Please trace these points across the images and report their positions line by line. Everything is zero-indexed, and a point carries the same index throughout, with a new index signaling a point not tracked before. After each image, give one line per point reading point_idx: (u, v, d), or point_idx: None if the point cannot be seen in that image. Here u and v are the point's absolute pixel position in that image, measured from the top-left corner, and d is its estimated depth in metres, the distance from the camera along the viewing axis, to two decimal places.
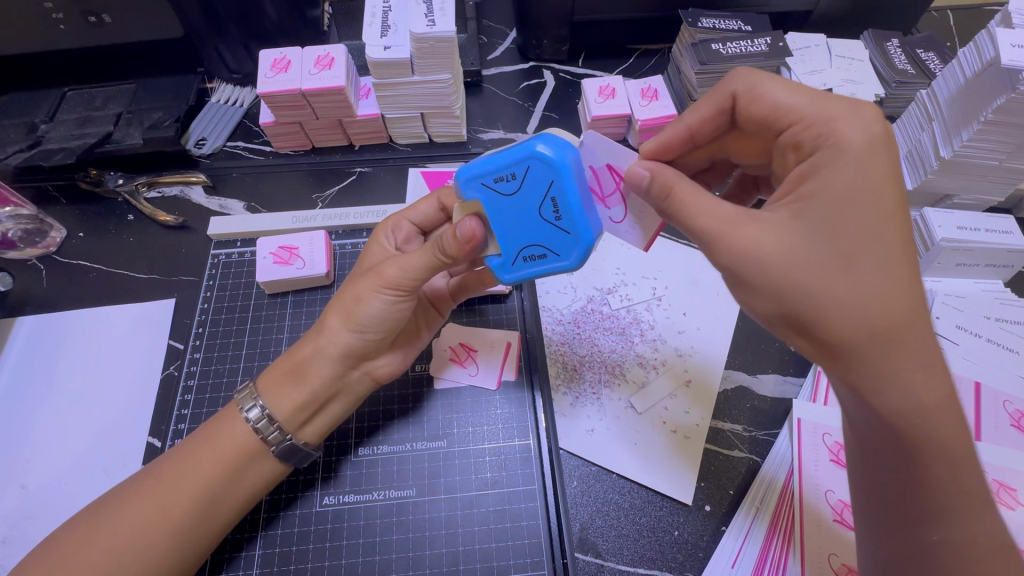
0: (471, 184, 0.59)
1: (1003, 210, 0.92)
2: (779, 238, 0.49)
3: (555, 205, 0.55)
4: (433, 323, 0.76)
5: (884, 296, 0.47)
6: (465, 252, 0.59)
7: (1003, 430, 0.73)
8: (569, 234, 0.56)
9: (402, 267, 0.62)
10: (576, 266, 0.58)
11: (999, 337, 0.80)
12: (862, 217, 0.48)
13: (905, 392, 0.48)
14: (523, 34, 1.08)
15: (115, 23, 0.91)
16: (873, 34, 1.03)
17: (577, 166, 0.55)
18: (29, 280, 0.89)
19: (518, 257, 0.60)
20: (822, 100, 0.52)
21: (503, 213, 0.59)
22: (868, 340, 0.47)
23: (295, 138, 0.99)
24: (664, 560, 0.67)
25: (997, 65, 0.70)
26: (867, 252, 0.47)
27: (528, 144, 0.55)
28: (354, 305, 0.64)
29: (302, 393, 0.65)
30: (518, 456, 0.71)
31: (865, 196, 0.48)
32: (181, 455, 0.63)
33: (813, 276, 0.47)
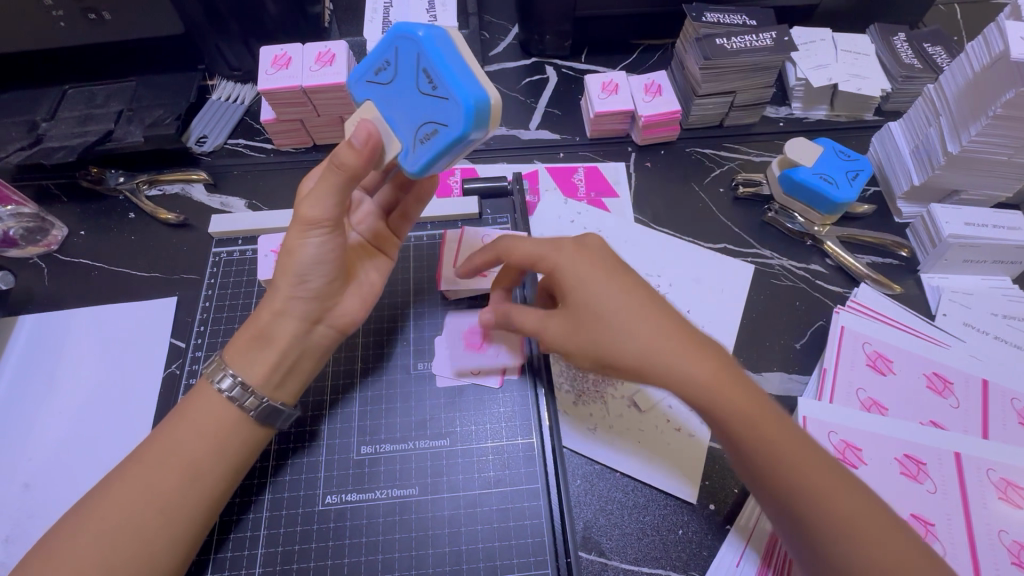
0: (363, 85, 0.63)
1: (1011, 205, 0.91)
2: (564, 325, 0.62)
3: (426, 74, 0.55)
4: (381, 261, 0.76)
5: (644, 331, 0.58)
6: (364, 157, 0.58)
7: (1011, 428, 0.73)
8: (446, 97, 0.54)
9: (315, 203, 0.62)
10: (464, 128, 0.53)
11: (1007, 334, 0.79)
12: (605, 295, 0.60)
13: (723, 413, 0.56)
14: (524, 30, 1.07)
15: (115, 20, 0.91)
16: (879, 28, 1.02)
17: (445, 37, 0.55)
18: (31, 279, 0.88)
19: (415, 143, 0.58)
20: (555, 244, 0.64)
21: (393, 104, 0.60)
22: (646, 361, 0.58)
23: (297, 135, 0.98)
24: (669, 559, 0.66)
25: (1005, 59, 0.70)
26: (617, 311, 0.59)
27: (399, 27, 0.57)
28: (288, 258, 0.64)
29: (272, 355, 0.65)
30: (521, 454, 0.71)
31: (589, 289, 0.60)
32: (156, 439, 0.62)
33: (611, 329, 0.59)
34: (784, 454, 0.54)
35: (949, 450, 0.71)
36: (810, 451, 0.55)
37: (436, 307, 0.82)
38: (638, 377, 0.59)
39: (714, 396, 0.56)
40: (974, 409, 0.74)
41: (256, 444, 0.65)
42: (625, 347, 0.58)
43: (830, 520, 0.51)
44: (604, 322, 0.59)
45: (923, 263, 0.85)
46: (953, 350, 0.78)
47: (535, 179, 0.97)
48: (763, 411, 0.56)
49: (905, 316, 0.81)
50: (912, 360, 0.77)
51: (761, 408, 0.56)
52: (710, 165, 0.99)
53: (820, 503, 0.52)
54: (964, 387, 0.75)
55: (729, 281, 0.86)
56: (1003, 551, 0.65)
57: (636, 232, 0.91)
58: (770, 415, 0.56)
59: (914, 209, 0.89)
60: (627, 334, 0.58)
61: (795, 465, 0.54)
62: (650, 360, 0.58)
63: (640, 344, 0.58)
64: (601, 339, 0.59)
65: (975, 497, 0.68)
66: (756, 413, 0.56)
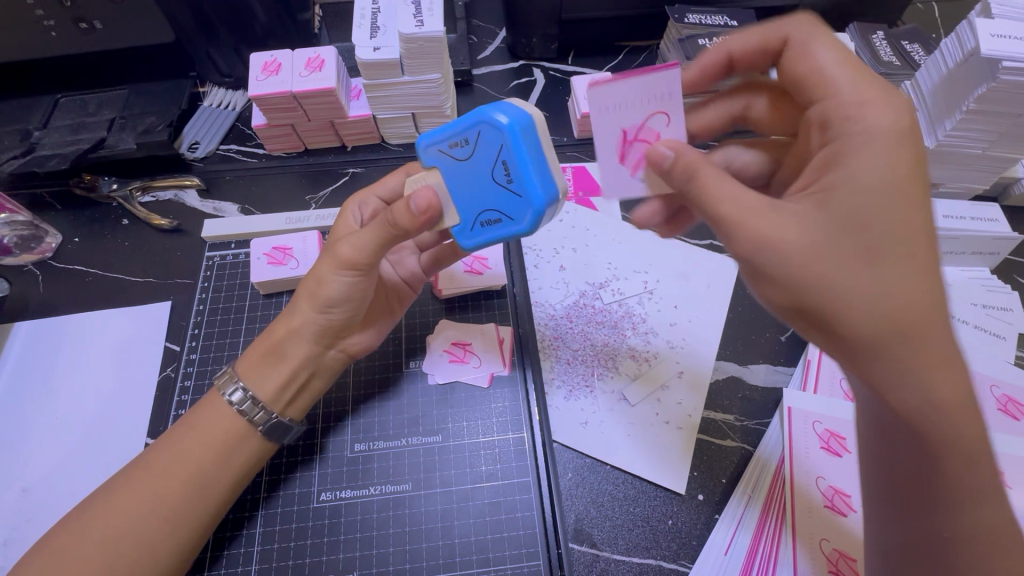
0: (430, 151, 0.62)
1: (990, 197, 0.93)
2: (800, 233, 0.50)
3: (505, 167, 0.58)
4: (406, 299, 0.80)
5: (910, 295, 0.47)
6: (420, 223, 0.59)
7: (991, 415, 0.74)
8: (519, 195, 0.58)
9: (355, 246, 0.63)
10: (528, 229, 0.59)
11: (986, 323, 0.81)
12: (883, 215, 0.48)
13: (940, 399, 0.47)
14: (512, 33, 1.09)
15: (106, 28, 0.92)
16: (859, 27, 1.04)
17: (529, 128, 0.57)
18: (25, 286, 0.89)
19: (476, 221, 0.62)
20: (860, 85, 0.53)
21: (462, 179, 0.61)
22: (890, 341, 0.47)
23: (288, 140, 0.99)
24: (658, 548, 0.67)
25: (977, 55, 0.71)
26: (887, 247, 0.48)
27: (480, 110, 0.58)
28: (317, 287, 0.66)
29: (283, 371, 0.67)
30: (513, 449, 0.72)
31: (894, 186, 0.49)
32: (165, 446, 0.63)
33: (836, 269, 0.48)
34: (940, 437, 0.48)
35: None
36: (994, 454, 0.49)
37: (427, 307, 0.83)
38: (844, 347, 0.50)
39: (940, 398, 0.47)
40: None
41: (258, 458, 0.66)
42: (861, 317, 0.48)
43: (989, 496, 0.48)
44: (866, 266, 0.48)
45: None
46: None
47: None
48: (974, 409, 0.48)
49: None
50: None
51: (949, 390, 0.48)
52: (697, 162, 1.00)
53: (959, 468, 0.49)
54: None
55: (715, 278, 0.87)
56: None
57: (624, 230, 0.92)
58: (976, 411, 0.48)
59: None
60: (886, 288, 0.47)
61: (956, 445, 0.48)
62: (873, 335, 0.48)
63: (891, 317, 0.47)
64: (828, 280, 0.48)
65: None
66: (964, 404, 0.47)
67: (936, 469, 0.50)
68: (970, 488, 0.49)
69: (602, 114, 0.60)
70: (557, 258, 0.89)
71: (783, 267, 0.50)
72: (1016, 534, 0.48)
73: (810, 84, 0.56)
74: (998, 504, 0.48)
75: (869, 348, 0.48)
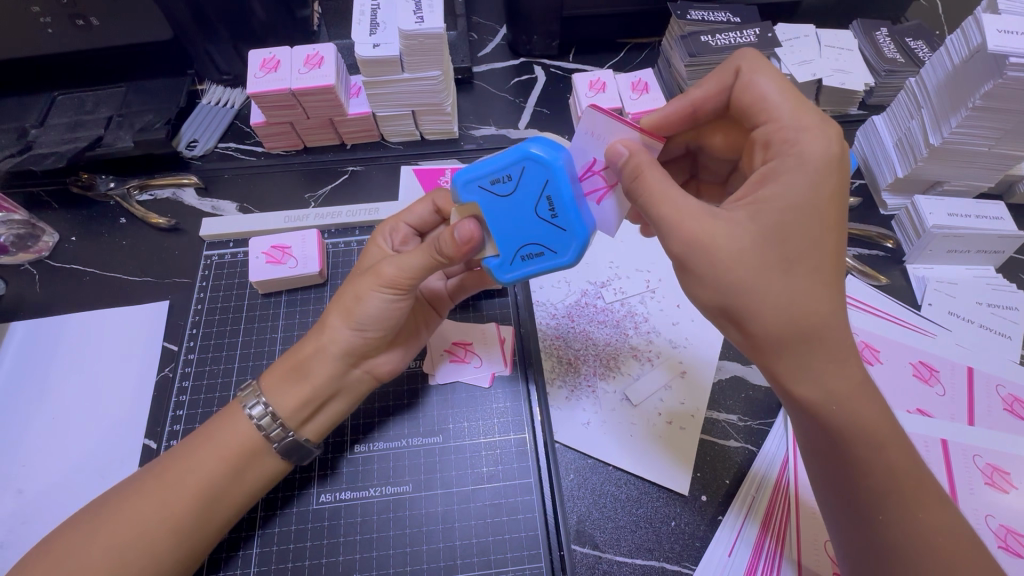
0: (470, 186, 0.59)
1: (993, 195, 0.93)
2: (729, 239, 0.50)
3: (550, 202, 0.57)
4: (432, 323, 0.77)
5: (823, 304, 0.50)
6: (463, 253, 0.59)
7: (996, 415, 0.74)
8: (565, 230, 0.58)
9: (400, 267, 0.63)
10: (574, 262, 0.58)
11: (991, 322, 0.81)
12: (806, 230, 0.50)
13: (838, 394, 0.51)
14: (513, 30, 1.08)
15: (103, 25, 0.91)
16: (862, 23, 1.04)
17: (570, 165, 0.58)
18: (21, 286, 0.88)
19: (517, 256, 0.60)
20: (799, 109, 0.54)
21: (504, 214, 0.59)
22: (794, 342, 0.50)
23: (287, 138, 0.98)
24: (662, 550, 0.67)
25: (984, 51, 0.71)
26: (808, 256, 0.50)
27: (522, 145, 0.57)
28: (353, 304, 0.65)
29: (305, 390, 0.65)
30: (514, 450, 0.72)
31: (816, 205, 0.50)
32: (181, 456, 0.63)
33: (759, 280, 0.49)
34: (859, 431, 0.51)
35: (936, 437, 0.72)
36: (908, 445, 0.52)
37: None
38: (771, 353, 0.52)
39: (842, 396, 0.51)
40: (960, 397, 0.75)
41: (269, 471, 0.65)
42: (776, 324, 0.50)
43: (908, 495, 0.51)
44: (783, 276, 0.50)
45: (908, 254, 0.86)
46: (938, 338, 0.79)
47: None
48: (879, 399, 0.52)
49: (890, 306, 0.82)
50: (898, 349, 0.78)
51: (855, 390, 0.51)
52: None
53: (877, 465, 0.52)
54: (949, 375, 0.77)
55: None
56: (990, 534, 0.66)
57: (625, 229, 0.91)
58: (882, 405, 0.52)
59: (898, 201, 0.90)
60: (799, 298, 0.50)
61: (871, 439, 0.51)
62: (795, 341, 0.50)
63: (798, 325, 0.50)
64: (750, 287, 0.50)
65: (961, 481, 0.69)
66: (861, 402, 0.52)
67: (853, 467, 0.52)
68: (889, 487, 0.51)
69: (582, 133, 0.58)
70: None
71: (710, 275, 0.51)
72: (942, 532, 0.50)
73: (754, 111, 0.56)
74: (920, 504, 0.51)
75: (783, 350, 0.51)
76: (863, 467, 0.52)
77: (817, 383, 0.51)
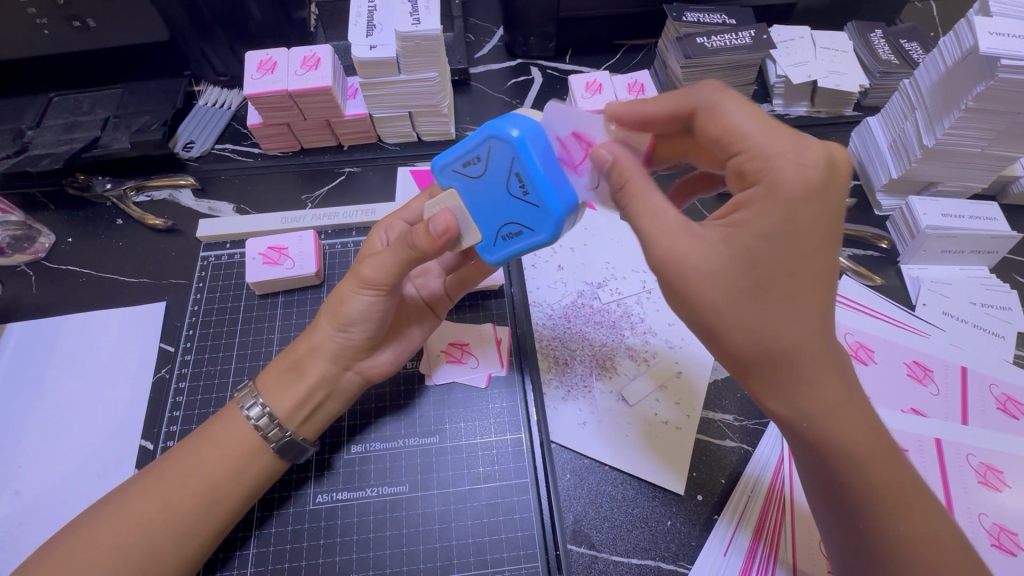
0: (447, 172, 0.61)
1: (988, 196, 0.93)
2: (701, 263, 0.50)
3: (520, 179, 0.55)
4: (428, 324, 0.77)
5: (796, 327, 0.50)
6: (439, 245, 0.59)
7: (990, 413, 0.74)
8: (537, 205, 0.56)
9: (377, 265, 0.63)
10: (549, 238, 0.56)
11: (985, 322, 0.81)
12: (778, 256, 0.49)
13: (822, 413, 0.51)
14: (510, 32, 1.08)
15: (100, 27, 0.91)
16: (857, 25, 1.04)
17: (540, 137, 0.55)
18: (18, 287, 0.88)
19: (498, 236, 0.60)
20: (772, 132, 0.51)
21: (481, 195, 0.59)
22: (769, 367, 0.51)
23: (284, 139, 0.99)
24: (658, 550, 0.67)
25: (976, 54, 0.71)
26: (783, 281, 0.50)
27: (490, 123, 0.56)
28: (338, 306, 0.66)
29: (298, 391, 0.66)
30: (511, 450, 0.72)
31: (789, 229, 0.49)
32: (180, 456, 0.63)
33: (730, 304, 0.50)
34: (839, 447, 0.51)
35: (930, 436, 0.72)
36: (890, 461, 0.52)
37: None
38: (748, 372, 0.53)
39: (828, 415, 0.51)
40: (954, 396, 0.75)
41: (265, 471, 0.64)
42: (747, 346, 0.51)
43: (886, 511, 0.51)
44: (754, 304, 0.50)
45: (903, 254, 0.86)
46: (932, 338, 0.80)
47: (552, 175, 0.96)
48: (860, 416, 0.52)
49: (885, 306, 0.82)
50: (893, 349, 0.79)
51: (837, 408, 0.51)
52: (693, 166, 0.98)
53: (854, 481, 0.52)
54: (943, 374, 0.77)
55: None
56: (983, 533, 0.66)
57: (621, 230, 0.91)
58: (870, 421, 0.52)
59: (892, 202, 0.91)
60: (770, 322, 0.50)
61: (850, 456, 0.51)
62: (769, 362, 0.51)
63: (770, 348, 0.50)
64: (722, 311, 0.50)
65: (955, 480, 0.69)
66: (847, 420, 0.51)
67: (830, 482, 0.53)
68: (867, 502, 0.52)
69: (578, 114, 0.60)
70: (554, 258, 0.89)
71: (682, 297, 0.51)
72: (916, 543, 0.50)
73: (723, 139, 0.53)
74: (897, 517, 0.51)
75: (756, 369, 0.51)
76: (841, 481, 0.52)
77: (794, 400, 0.52)
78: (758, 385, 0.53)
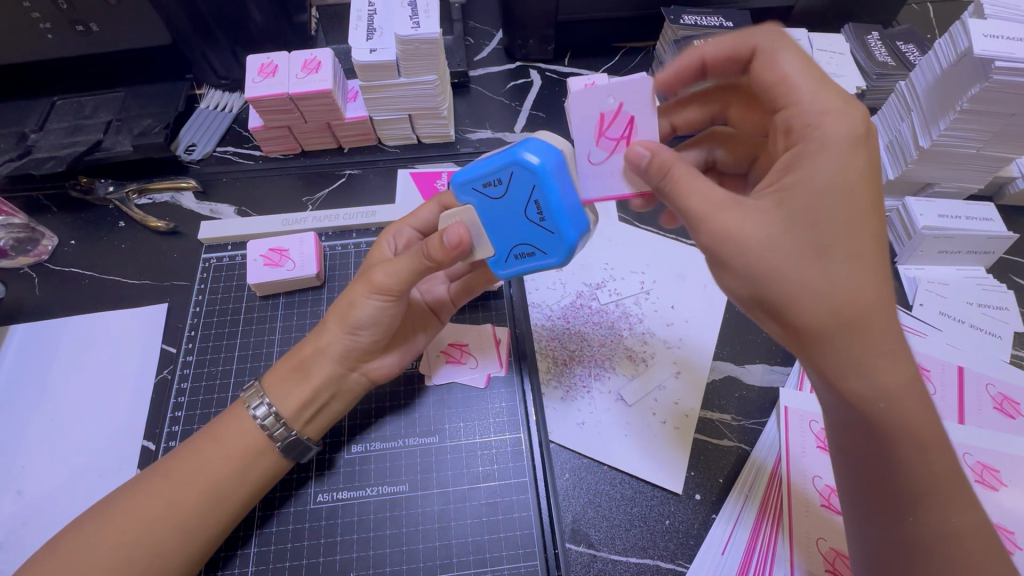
0: (465, 189, 0.61)
1: (984, 197, 0.94)
2: (756, 228, 0.50)
3: (538, 207, 0.57)
4: (431, 328, 0.77)
5: (867, 289, 0.49)
6: (452, 256, 0.61)
7: (986, 412, 0.75)
8: (552, 232, 0.58)
9: (390, 273, 0.64)
10: (560, 263, 0.60)
11: (981, 322, 0.82)
12: (834, 215, 0.49)
13: (892, 388, 0.49)
14: (509, 35, 1.09)
15: (103, 31, 0.92)
16: (853, 28, 1.05)
17: (559, 167, 0.57)
18: (21, 289, 0.89)
19: (510, 254, 0.62)
20: (817, 92, 0.53)
21: (496, 216, 0.60)
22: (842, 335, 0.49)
23: (284, 142, 0.99)
24: (656, 549, 0.67)
25: (970, 56, 0.72)
26: (838, 240, 0.49)
27: (512, 150, 0.57)
28: (348, 310, 0.66)
29: (306, 391, 0.66)
30: (510, 449, 0.72)
31: (847, 185, 0.50)
32: (182, 455, 0.63)
33: (795, 266, 0.49)
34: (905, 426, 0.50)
35: None
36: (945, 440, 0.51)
37: None
38: (814, 349, 0.51)
39: (893, 389, 0.49)
40: (950, 395, 0.76)
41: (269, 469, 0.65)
42: (814, 311, 0.49)
43: (941, 494, 0.50)
44: (822, 264, 0.49)
45: (900, 255, 0.87)
46: (929, 338, 0.80)
47: None
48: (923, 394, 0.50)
49: None
50: None
51: (910, 385, 0.50)
52: None
53: (915, 465, 0.50)
54: (940, 374, 0.77)
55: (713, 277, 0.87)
56: None
57: (620, 231, 0.92)
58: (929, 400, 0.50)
59: (890, 203, 0.91)
60: (841, 285, 0.49)
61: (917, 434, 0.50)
62: (841, 333, 0.49)
63: (843, 314, 0.49)
64: (789, 273, 0.49)
65: None
66: (908, 393, 0.49)
67: (890, 467, 0.51)
68: (925, 486, 0.50)
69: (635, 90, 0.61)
70: None
71: (743, 263, 0.51)
72: (969, 532, 0.49)
73: (779, 92, 0.55)
74: (950, 502, 0.50)
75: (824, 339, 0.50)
76: (897, 463, 0.51)
77: (867, 383, 0.49)
78: (823, 357, 0.51)
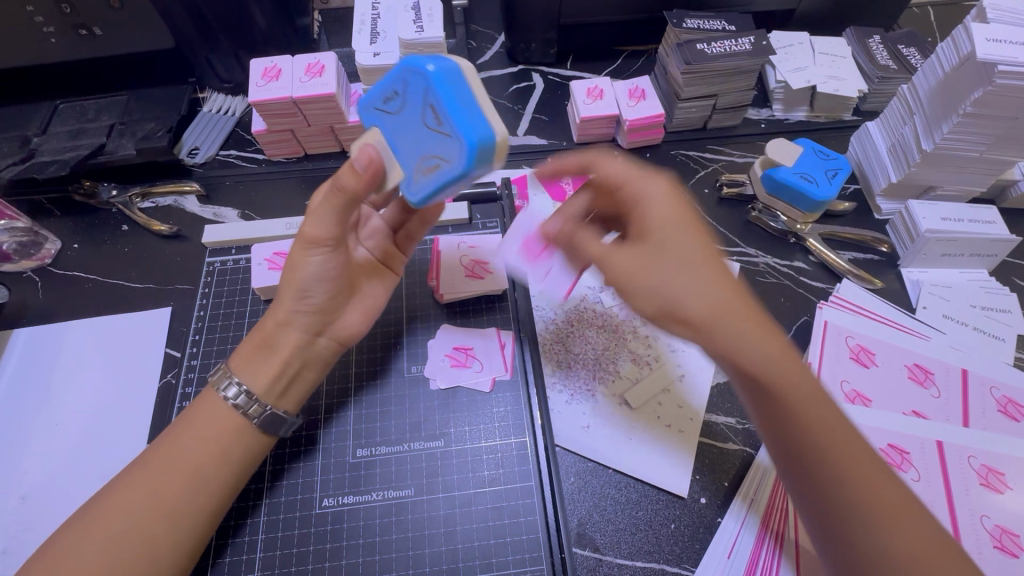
0: (371, 112, 0.61)
1: (986, 200, 0.94)
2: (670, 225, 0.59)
3: (433, 110, 0.53)
4: (388, 280, 0.78)
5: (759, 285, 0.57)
6: (365, 182, 0.59)
7: (990, 415, 0.75)
8: (450, 138, 0.52)
9: (317, 220, 0.64)
10: (462, 174, 0.52)
11: (985, 324, 0.82)
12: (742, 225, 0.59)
13: (789, 379, 0.54)
14: (511, 38, 1.09)
15: (106, 35, 0.92)
16: (855, 31, 1.05)
17: (457, 74, 0.53)
18: (24, 293, 0.89)
19: (415, 173, 0.57)
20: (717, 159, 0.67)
21: (399, 133, 0.58)
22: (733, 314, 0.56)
23: (288, 146, 0.99)
24: (662, 553, 0.67)
25: (974, 59, 0.72)
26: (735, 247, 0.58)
27: (409, 58, 0.54)
28: (292, 271, 0.66)
29: (274, 363, 0.66)
30: (516, 453, 0.72)
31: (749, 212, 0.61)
32: (162, 446, 0.62)
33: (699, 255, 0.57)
34: (811, 410, 0.54)
35: (931, 438, 0.73)
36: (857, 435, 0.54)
37: (429, 311, 0.84)
38: (712, 330, 0.57)
39: (785, 372, 0.55)
40: (955, 398, 0.76)
41: (255, 454, 0.65)
42: (712, 295, 0.56)
43: (862, 480, 0.52)
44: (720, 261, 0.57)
45: (902, 258, 0.87)
46: (933, 341, 0.80)
47: (524, 183, 0.97)
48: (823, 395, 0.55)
49: (884, 309, 0.83)
50: (893, 353, 0.79)
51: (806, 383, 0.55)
52: (697, 166, 1.01)
53: (831, 449, 0.53)
54: (944, 377, 0.78)
55: None
56: (985, 535, 0.67)
57: None
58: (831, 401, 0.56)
59: (892, 206, 0.91)
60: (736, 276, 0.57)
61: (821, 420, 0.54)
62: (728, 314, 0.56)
63: (730, 298, 0.56)
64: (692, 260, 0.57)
65: (956, 484, 0.70)
66: (798, 380, 0.55)
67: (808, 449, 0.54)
68: (845, 466, 0.52)
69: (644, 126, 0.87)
70: None
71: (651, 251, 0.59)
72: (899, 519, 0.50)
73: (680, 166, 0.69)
74: (877, 485, 0.51)
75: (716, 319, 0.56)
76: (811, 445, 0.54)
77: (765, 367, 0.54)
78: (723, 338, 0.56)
